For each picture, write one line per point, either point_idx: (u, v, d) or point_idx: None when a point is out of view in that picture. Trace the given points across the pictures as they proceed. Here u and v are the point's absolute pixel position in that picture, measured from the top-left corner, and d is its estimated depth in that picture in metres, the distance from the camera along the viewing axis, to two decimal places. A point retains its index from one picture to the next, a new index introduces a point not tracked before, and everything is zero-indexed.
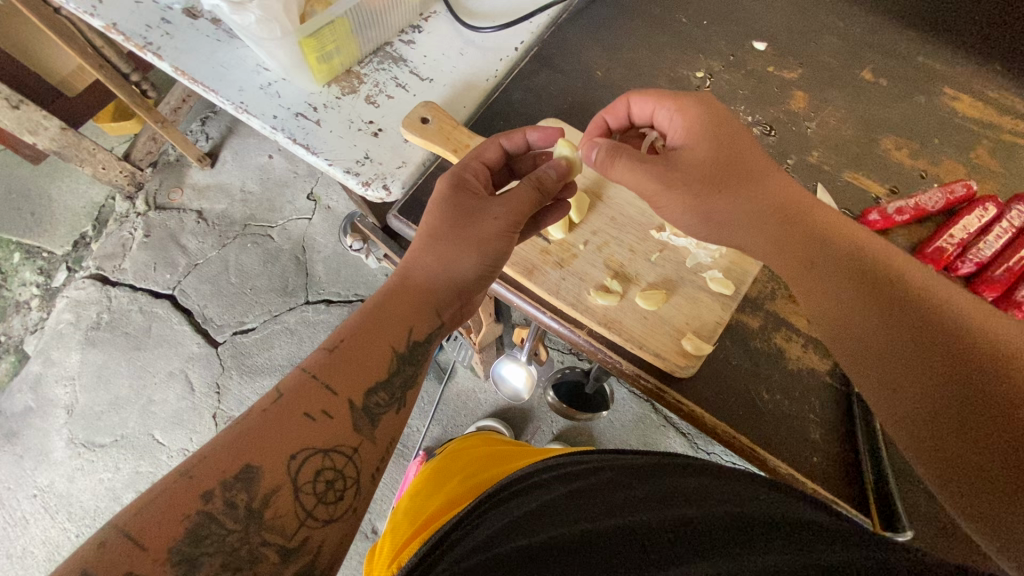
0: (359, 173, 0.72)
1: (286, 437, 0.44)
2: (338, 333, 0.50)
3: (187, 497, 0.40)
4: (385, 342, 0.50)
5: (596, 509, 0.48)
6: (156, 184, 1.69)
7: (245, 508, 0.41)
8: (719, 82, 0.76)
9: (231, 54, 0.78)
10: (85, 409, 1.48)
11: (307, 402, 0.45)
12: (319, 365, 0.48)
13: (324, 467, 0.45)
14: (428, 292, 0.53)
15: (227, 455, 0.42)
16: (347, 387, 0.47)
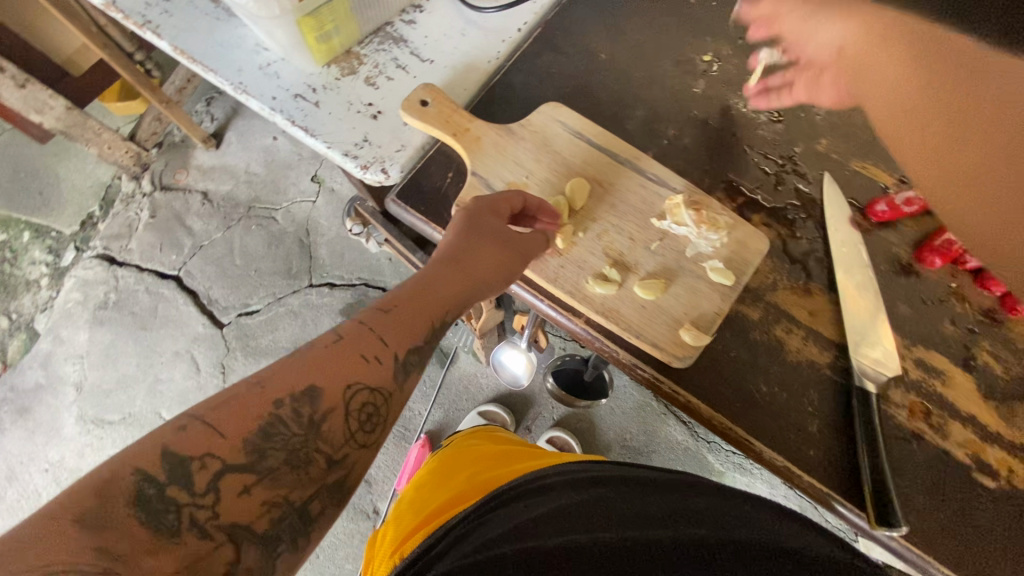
0: (357, 156, 0.71)
1: (346, 368, 0.45)
2: (393, 297, 0.51)
3: (256, 400, 0.42)
4: (427, 318, 0.51)
5: (610, 510, 0.52)
6: (162, 164, 1.69)
7: (307, 417, 0.43)
8: (727, 67, 0.74)
9: (231, 33, 0.77)
10: (93, 387, 1.51)
11: (361, 346, 0.47)
12: (375, 319, 0.49)
13: (369, 403, 0.46)
14: (468, 278, 0.53)
15: (296, 372, 0.43)
16: (397, 341, 0.48)
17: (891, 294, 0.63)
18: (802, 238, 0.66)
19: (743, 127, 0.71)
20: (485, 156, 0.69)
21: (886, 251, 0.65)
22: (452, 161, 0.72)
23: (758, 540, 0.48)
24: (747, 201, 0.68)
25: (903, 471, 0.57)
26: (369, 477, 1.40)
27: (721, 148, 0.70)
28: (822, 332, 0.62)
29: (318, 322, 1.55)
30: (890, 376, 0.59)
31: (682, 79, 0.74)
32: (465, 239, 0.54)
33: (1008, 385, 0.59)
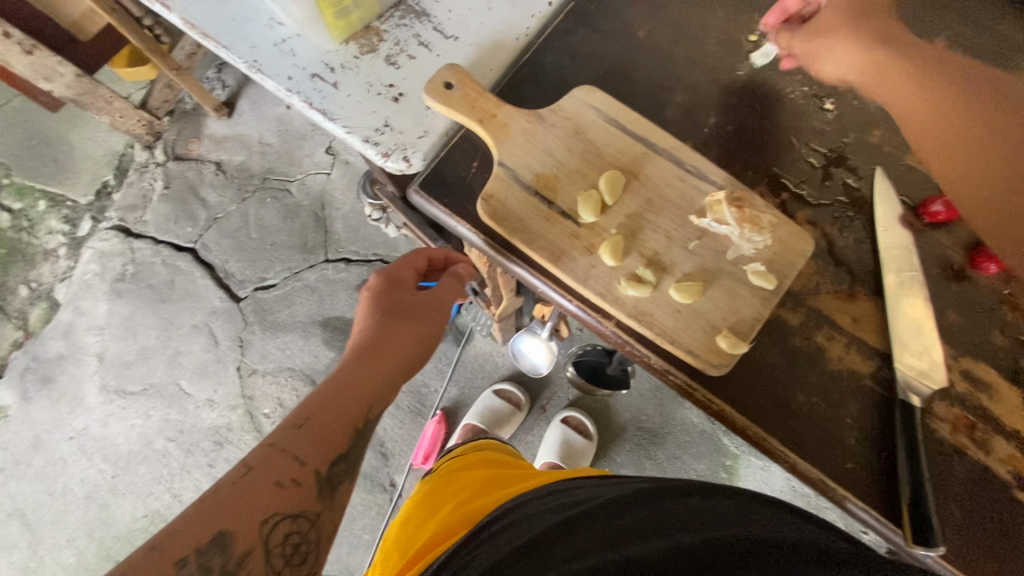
0: (378, 142, 0.68)
1: (258, 501, 0.50)
2: (308, 408, 0.58)
3: (159, 565, 0.45)
4: (346, 423, 0.58)
5: (606, 524, 0.51)
6: (174, 133, 1.66)
7: (220, 569, 0.47)
8: (775, 46, 0.68)
9: (244, 6, 0.73)
10: (115, 358, 1.53)
11: (278, 471, 0.52)
12: (289, 436, 0.55)
13: (292, 531, 0.51)
14: (386, 365, 0.62)
15: (199, 527, 0.47)
16: (315, 457, 0.54)
17: (941, 301, 0.60)
18: (850, 239, 0.62)
19: (790, 115, 0.66)
20: (512, 145, 0.65)
21: (938, 254, 0.61)
22: (477, 150, 0.68)
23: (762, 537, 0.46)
24: (791, 197, 0.64)
25: (944, 488, 0.54)
26: (386, 451, 1.42)
27: (765, 138, 0.65)
28: (866, 341, 0.59)
29: (334, 297, 1.54)
30: (934, 389, 0.56)
31: (725, 60, 0.69)
32: (379, 323, 0.65)
33: None
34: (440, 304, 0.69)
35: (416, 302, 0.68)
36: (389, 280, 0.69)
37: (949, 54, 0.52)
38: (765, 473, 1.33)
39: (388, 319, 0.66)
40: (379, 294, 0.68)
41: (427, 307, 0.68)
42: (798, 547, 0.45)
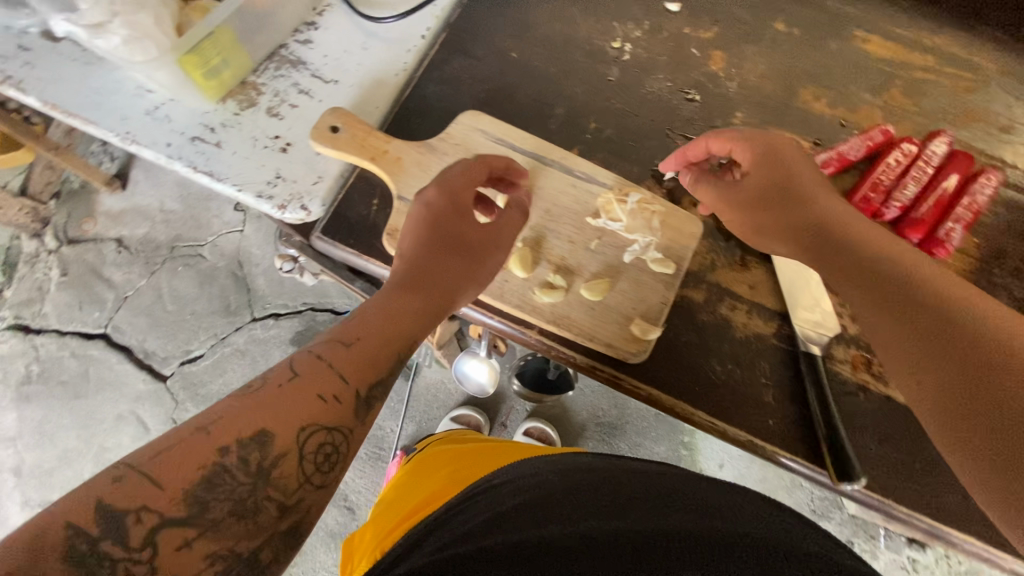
0: (271, 195, 0.67)
1: (298, 411, 0.43)
2: (354, 328, 0.48)
3: (203, 449, 0.39)
4: (395, 349, 0.49)
5: (619, 495, 0.46)
6: (64, 216, 1.53)
7: (256, 464, 0.40)
8: (637, 50, 0.74)
9: (107, 78, 0.70)
10: (34, 468, 1.39)
11: (318, 384, 0.44)
12: (334, 354, 0.46)
13: (325, 442, 0.43)
14: (429, 293, 0.51)
15: (246, 418, 0.41)
16: (358, 378, 0.46)
17: None
18: None
19: (662, 110, 0.71)
20: (409, 177, 0.66)
21: None
22: (375, 187, 0.68)
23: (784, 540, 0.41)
24: (676, 185, 0.68)
25: (854, 423, 0.60)
26: (351, 503, 1.37)
27: (644, 135, 0.70)
28: (764, 304, 0.63)
29: (269, 357, 1.47)
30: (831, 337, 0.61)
31: (596, 69, 0.73)
32: (431, 258, 0.52)
33: None
34: (495, 243, 0.56)
35: (478, 236, 0.55)
36: (448, 201, 0.55)
37: (785, 189, 0.55)
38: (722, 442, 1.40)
39: (440, 244, 0.53)
40: (439, 198, 0.55)
41: (485, 248, 0.55)
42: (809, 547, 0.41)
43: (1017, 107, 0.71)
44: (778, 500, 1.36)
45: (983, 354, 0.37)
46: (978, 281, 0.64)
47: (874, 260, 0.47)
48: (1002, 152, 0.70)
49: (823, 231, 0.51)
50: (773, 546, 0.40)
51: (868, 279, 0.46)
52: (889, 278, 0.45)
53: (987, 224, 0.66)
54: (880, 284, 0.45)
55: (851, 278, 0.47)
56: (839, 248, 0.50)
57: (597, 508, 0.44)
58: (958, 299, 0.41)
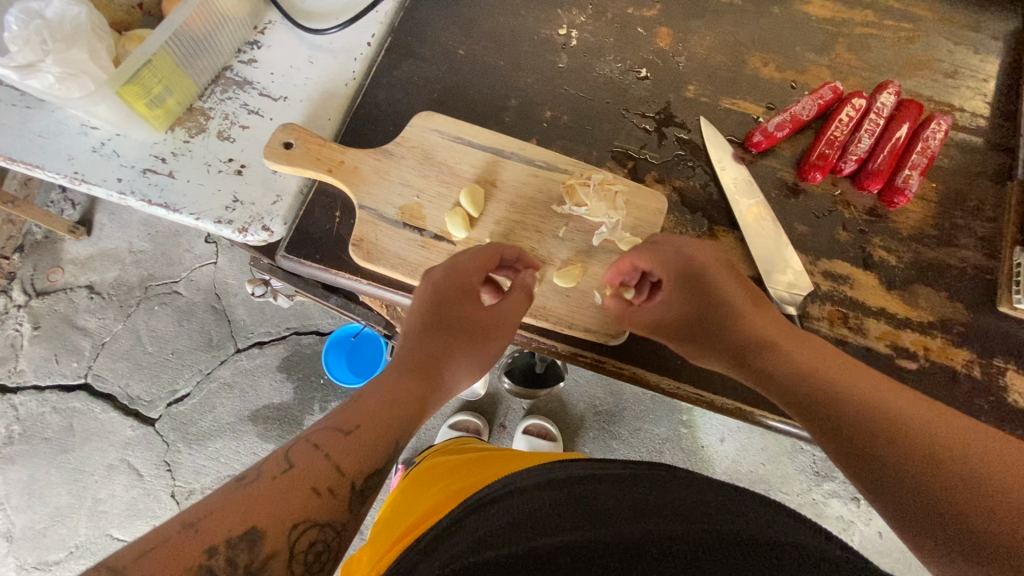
0: (231, 220, 0.65)
1: (288, 506, 0.39)
2: (355, 414, 0.45)
3: (186, 552, 0.36)
4: (394, 434, 0.46)
5: (605, 505, 0.45)
6: (30, 269, 1.46)
7: (245, 569, 0.37)
8: (584, 35, 0.74)
9: (48, 120, 0.68)
10: (26, 531, 1.33)
11: (312, 476, 0.41)
12: (329, 440, 0.43)
13: (318, 539, 0.40)
14: (432, 381, 0.51)
15: (236, 514, 0.38)
16: (352, 465, 0.43)
17: (786, 217, 0.66)
18: (697, 186, 0.67)
19: (615, 91, 0.71)
20: (369, 186, 0.65)
21: (772, 177, 0.67)
22: (335, 200, 0.67)
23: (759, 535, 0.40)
24: (636, 163, 0.68)
25: None
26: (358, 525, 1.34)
27: (600, 117, 0.70)
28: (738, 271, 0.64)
29: (257, 387, 1.44)
30: (804, 296, 0.62)
31: (545, 57, 0.73)
32: (427, 339, 0.52)
33: (904, 272, 0.64)
34: (503, 325, 0.56)
35: (483, 317, 0.55)
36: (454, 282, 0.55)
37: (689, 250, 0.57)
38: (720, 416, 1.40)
39: (446, 327, 0.53)
40: (445, 284, 0.55)
41: (490, 327, 0.55)
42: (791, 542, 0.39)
43: (959, 52, 0.73)
44: (781, 466, 1.37)
45: (938, 459, 0.38)
46: (939, 224, 0.66)
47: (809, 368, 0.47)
48: (950, 96, 0.71)
49: (763, 356, 0.50)
50: (754, 546, 0.39)
51: (820, 413, 0.44)
52: (816, 390, 0.45)
53: (940, 169, 0.68)
54: (837, 423, 0.43)
55: (810, 417, 0.45)
56: (798, 376, 0.47)
57: (590, 521, 0.42)
58: (898, 406, 0.41)
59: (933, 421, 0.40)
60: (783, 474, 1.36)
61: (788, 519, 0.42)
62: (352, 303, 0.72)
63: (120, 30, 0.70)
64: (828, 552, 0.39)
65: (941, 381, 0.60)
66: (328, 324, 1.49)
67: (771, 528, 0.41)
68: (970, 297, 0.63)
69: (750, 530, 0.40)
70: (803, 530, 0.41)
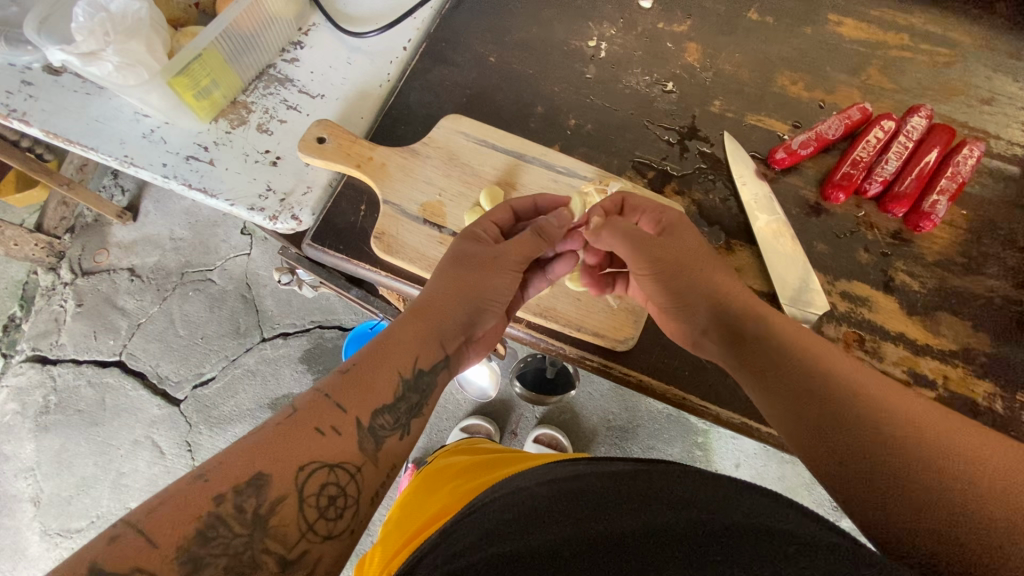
0: (263, 208, 0.68)
1: (298, 449, 0.42)
2: (353, 357, 0.49)
3: (199, 497, 0.39)
4: (392, 369, 0.49)
5: (602, 501, 0.44)
6: (79, 249, 1.54)
7: (253, 513, 0.40)
8: (613, 47, 0.75)
9: (104, 106, 0.73)
10: (52, 497, 1.37)
11: (318, 417, 0.44)
12: (332, 383, 0.47)
13: (329, 483, 0.43)
14: (439, 323, 0.52)
15: (245, 460, 0.41)
16: (356, 404, 0.46)
17: (807, 235, 0.65)
18: (717, 199, 0.67)
19: (640, 103, 0.72)
20: (394, 182, 0.67)
21: (794, 195, 0.67)
22: (362, 194, 0.70)
23: (762, 526, 0.37)
24: (656, 174, 0.69)
25: None
26: (365, 519, 1.32)
27: (623, 128, 0.71)
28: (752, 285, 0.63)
29: (279, 376, 1.48)
30: (819, 314, 0.61)
31: (573, 67, 0.75)
32: (435, 282, 0.54)
33: (927, 297, 0.63)
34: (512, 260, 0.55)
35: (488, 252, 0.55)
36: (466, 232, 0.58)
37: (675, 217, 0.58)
38: (736, 440, 1.37)
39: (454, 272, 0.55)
40: (458, 238, 0.57)
41: (499, 263, 0.55)
42: (797, 529, 0.36)
43: (996, 79, 0.71)
44: (799, 497, 1.32)
45: (940, 465, 0.36)
46: (966, 251, 0.64)
47: (805, 369, 0.44)
48: (984, 123, 0.70)
49: (762, 353, 0.47)
50: (756, 533, 0.36)
51: (823, 437, 0.40)
52: (810, 393, 0.43)
53: (971, 196, 0.66)
54: (829, 436, 0.40)
55: (806, 437, 0.41)
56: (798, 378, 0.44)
57: (585, 514, 0.42)
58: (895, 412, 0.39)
59: (930, 423, 0.38)
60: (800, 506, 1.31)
61: (785, 506, 0.39)
62: (371, 296, 0.75)
63: (175, 27, 0.75)
64: (834, 542, 0.34)
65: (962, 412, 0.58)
66: (351, 320, 1.53)
67: (772, 518, 0.37)
68: (995, 327, 0.61)
69: (749, 520, 0.37)
70: (808, 520, 0.37)
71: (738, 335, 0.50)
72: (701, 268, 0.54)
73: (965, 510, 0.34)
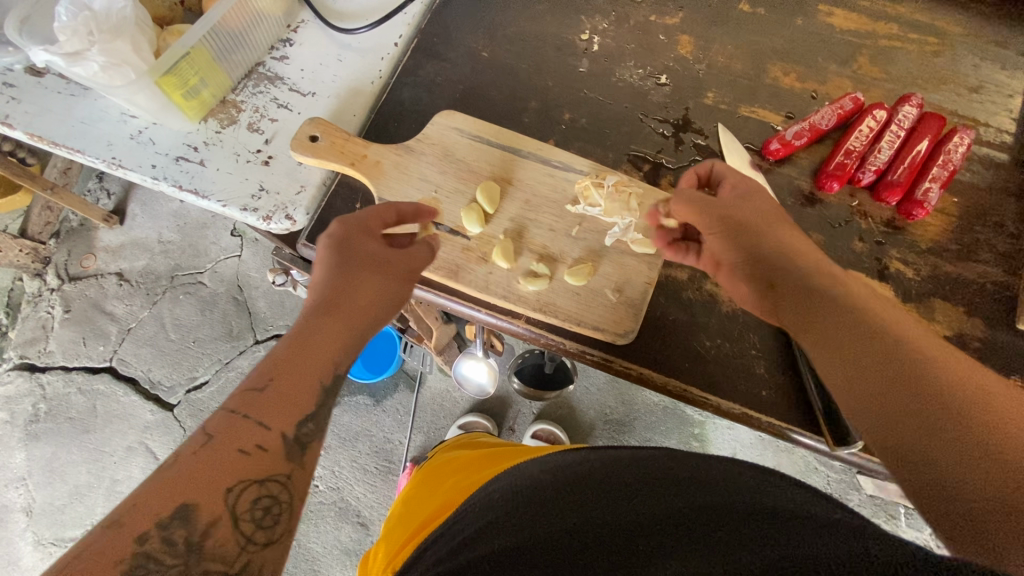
0: (256, 208, 0.68)
1: (219, 471, 0.39)
2: (262, 370, 0.45)
3: (126, 538, 0.35)
4: (312, 375, 0.45)
5: (603, 489, 0.43)
6: (65, 254, 1.52)
7: (184, 543, 0.37)
8: (606, 41, 0.75)
9: (90, 108, 0.71)
10: (45, 507, 1.35)
11: (240, 437, 0.41)
12: (244, 400, 0.42)
13: (262, 496, 0.40)
14: (350, 322, 0.49)
15: (166, 493, 0.37)
16: (281, 418, 0.42)
17: (802, 225, 0.66)
18: None
19: (634, 97, 0.72)
20: (389, 180, 0.67)
21: (789, 185, 0.68)
22: (357, 193, 0.69)
23: (759, 506, 0.36)
24: (652, 167, 0.69)
25: None
26: (364, 520, 1.32)
27: (618, 121, 0.71)
28: None
29: None
30: None
31: (566, 62, 0.74)
32: (338, 279, 0.51)
33: (921, 285, 0.63)
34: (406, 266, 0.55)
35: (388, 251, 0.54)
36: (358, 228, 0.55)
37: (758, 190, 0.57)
38: (732, 431, 1.38)
39: (352, 264, 0.52)
40: (356, 231, 0.55)
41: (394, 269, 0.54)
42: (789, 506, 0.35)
43: (985, 67, 0.72)
44: None
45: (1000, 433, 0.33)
46: (959, 239, 0.65)
47: (876, 328, 0.41)
48: (974, 111, 0.70)
49: (819, 306, 0.46)
50: (754, 512, 0.36)
51: (873, 397, 0.39)
52: (863, 341, 0.41)
53: (962, 183, 0.67)
54: (883, 400, 0.38)
55: (858, 391, 0.40)
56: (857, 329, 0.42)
57: (594, 504, 0.42)
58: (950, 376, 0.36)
59: (990, 391, 0.35)
60: None
61: (780, 487, 0.38)
62: None
63: (160, 26, 0.74)
64: (826, 516, 0.33)
65: None
66: None
67: (768, 498, 0.37)
68: (988, 313, 0.62)
69: (749, 500, 0.37)
70: (799, 495, 0.37)
71: (801, 304, 0.47)
72: (761, 234, 0.53)
73: (1008, 481, 0.31)
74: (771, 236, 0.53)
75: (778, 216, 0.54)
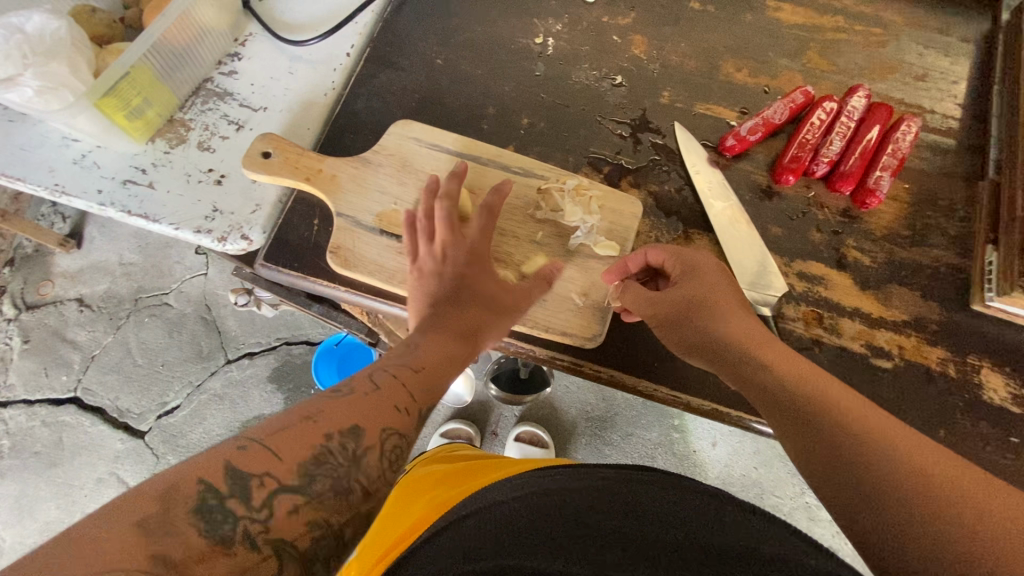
0: (210, 229, 0.66)
1: (373, 414, 0.41)
2: (411, 354, 0.48)
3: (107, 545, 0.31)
4: (449, 370, 0.49)
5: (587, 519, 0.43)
6: (20, 282, 1.46)
7: (346, 454, 0.39)
8: (561, 43, 0.75)
9: (29, 132, 0.68)
10: (13, 547, 1.30)
11: (396, 395, 0.44)
12: (404, 372, 0.46)
13: (398, 446, 0.42)
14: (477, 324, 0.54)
15: (342, 411, 0.40)
16: (424, 395, 0.46)
17: (761, 219, 0.67)
18: (672, 190, 0.68)
19: (591, 98, 0.72)
20: (347, 193, 0.66)
21: (746, 180, 0.68)
22: (314, 208, 0.67)
23: (745, 546, 0.38)
24: (612, 168, 0.69)
25: None
26: None
27: (576, 124, 0.71)
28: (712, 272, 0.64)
29: (247, 398, 1.43)
30: (779, 297, 0.62)
31: (522, 65, 0.74)
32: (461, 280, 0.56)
33: (878, 271, 0.65)
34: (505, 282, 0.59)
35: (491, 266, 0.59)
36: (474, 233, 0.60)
37: (697, 263, 0.57)
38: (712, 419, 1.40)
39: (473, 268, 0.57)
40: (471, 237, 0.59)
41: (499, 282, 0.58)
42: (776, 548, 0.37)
43: (928, 55, 0.74)
44: (774, 469, 1.36)
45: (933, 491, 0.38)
46: (911, 224, 0.67)
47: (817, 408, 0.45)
48: (919, 99, 0.72)
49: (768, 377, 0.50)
50: (737, 554, 0.37)
51: (829, 464, 0.42)
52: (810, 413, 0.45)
53: (911, 169, 0.69)
54: (846, 495, 0.41)
55: (814, 459, 0.44)
56: (812, 423, 0.45)
57: (571, 535, 0.41)
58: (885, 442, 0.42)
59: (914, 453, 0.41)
60: (777, 477, 1.35)
61: (770, 523, 0.40)
62: (334, 310, 0.73)
63: (100, 44, 0.71)
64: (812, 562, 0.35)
65: (917, 380, 0.60)
66: (320, 333, 1.49)
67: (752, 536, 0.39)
68: (943, 295, 0.64)
69: (734, 541, 0.38)
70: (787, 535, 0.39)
71: (752, 375, 0.51)
72: (709, 318, 0.54)
73: (957, 540, 0.35)
74: (706, 318, 0.54)
75: (720, 290, 0.55)
